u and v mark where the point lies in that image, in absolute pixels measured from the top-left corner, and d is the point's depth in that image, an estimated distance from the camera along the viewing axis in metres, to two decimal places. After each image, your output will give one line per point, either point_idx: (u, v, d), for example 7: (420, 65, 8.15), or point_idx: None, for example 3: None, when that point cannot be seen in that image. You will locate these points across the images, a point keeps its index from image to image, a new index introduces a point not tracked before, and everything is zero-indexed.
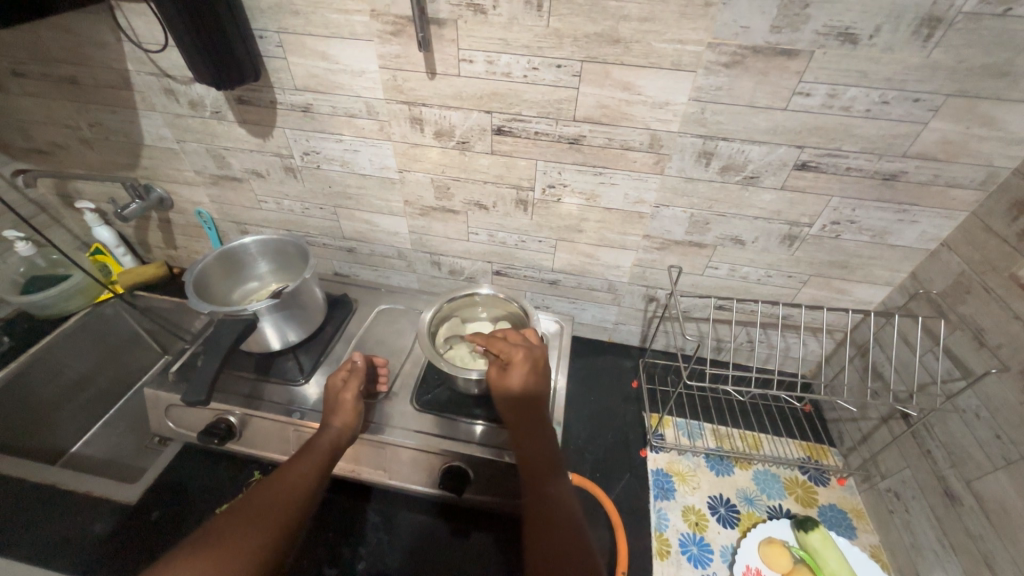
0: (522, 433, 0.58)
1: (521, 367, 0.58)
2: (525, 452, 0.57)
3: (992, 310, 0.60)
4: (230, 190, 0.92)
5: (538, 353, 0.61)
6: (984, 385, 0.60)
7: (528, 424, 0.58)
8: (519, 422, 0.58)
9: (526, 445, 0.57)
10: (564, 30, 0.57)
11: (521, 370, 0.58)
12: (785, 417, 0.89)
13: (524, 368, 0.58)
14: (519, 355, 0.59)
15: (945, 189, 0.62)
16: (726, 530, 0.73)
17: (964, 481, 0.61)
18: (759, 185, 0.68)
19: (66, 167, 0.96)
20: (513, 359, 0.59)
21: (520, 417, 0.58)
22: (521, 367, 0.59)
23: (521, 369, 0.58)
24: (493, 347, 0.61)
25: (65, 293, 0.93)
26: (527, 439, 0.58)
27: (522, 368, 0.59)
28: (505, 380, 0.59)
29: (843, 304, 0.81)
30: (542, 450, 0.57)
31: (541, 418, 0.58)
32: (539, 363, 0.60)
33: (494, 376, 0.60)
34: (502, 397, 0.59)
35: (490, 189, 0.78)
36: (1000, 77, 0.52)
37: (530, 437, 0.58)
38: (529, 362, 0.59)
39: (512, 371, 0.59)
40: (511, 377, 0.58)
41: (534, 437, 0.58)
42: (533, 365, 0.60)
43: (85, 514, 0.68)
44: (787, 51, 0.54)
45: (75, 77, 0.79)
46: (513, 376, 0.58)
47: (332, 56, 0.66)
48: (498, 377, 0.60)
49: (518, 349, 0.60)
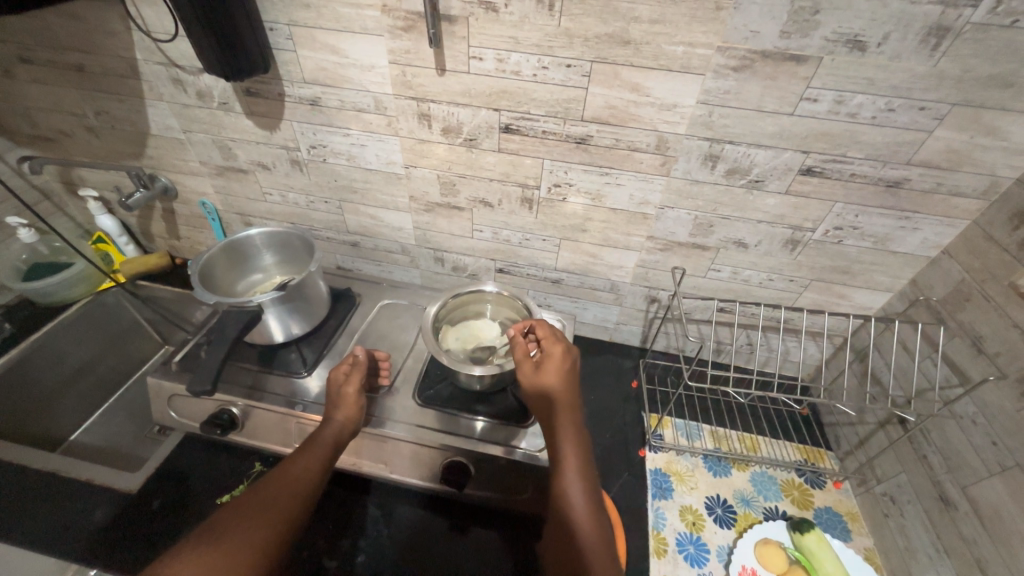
0: (549, 430, 0.57)
1: (558, 362, 0.60)
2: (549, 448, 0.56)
3: (991, 318, 0.61)
4: (235, 182, 0.92)
5: (573, 354, 0.62)
6: (981, 393, 0.61)
7: (555, 420, 0.57)
8: (547, 418, 0.58)
9: (552, 442, 0.56)
10: (574, 30, 0.58)
11: (556, 365, 0.60)
12: (783, 420, 0.89)
13: (562, 363, 0.60)
14: (557, 350, 0.61)
15: (948, 197, 0.63)
16: (723, 530, 0.73)
17: (960, 487, 0.62)
18: (764, 188, 0.68)
19: (70, 155, 0.96)
20: (552, 353, 0.61)
21: (549, 413, 0.58)
22: (557, 362, 0.60)
23: (558, 364, 0.60)
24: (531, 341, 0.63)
25: (66, 281, 0.92)
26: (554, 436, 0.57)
27: (557, 363, 0.60)
28: (541, 373, 0.59)
29: (843, 309, 0.81)
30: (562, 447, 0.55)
31: (571, 414, 0.58)
32: (572, 363, 0.62)
33: (527, 367, 0.60)
34: (533, 389, 0.59)
35: (495, 187, 0.79)
36: (1005, 87, 0.53)
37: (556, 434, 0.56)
38: (566, 359, 0.61)
39: (549, 364, 0.60)
40: (546, 370, 0.59)
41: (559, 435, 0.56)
42: (568, 364, 0.61)
43: (84, 502, 0.68)
44: (796, 57, 0.55)
45: (83, 64, 0.79)
46: (550, 370, 0.59)
47: (342, 50, 0.66)
48: (532, 370, 0.60)
49: (557, 345, 0.62)
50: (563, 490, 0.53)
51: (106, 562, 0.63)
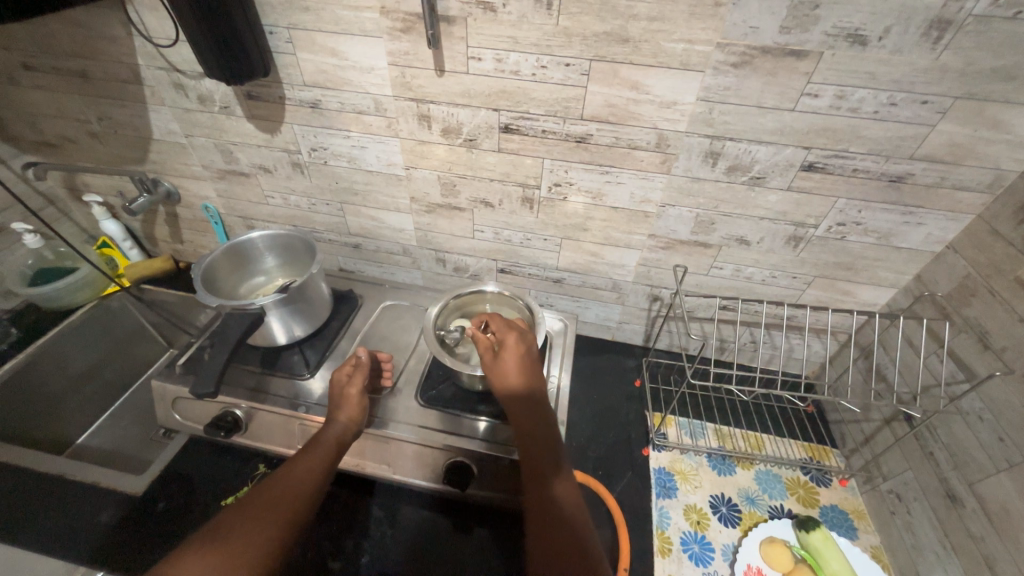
0: (521, 427, 0.59)
1: (514, 351, 0.62)
2: (525, 446, 0.57)
3: (997, 313, 0.61)
4: (237, 185, 0.92)
5: (529, 341, 0.64)
6: (988, 388, 0.60)
7: (527, 416, 0.59)
8: (519, 413, 0.59)
9: (526, 439, 0.58)
10: (573, 28, 0.58)
11: (514, 354, 0.61)
12: (787, 418, 0.89)
13: (517, 352, 0.62)
14: (511, 339, 0.63)
15: (952, 191, 0.62)
16: (728, 529, 0.73)
17: (967, 483, 0.61)
18: (765, 185, 0.68)
19: (74, 160, 0.97)
20: (506, 343, 0.62)
21: (518, 407, 0.59)
22: (515, 351, 0.62)
23: (514, 354, 0.61)
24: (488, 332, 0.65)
25: (71, 286, 0.93)
26: (527, 432, 0.58)
27: (514, 353, 0.62)
28: (501, 365, 0.61)
29: (847, 305, 0.81)
30: (540, 445, 0.57)
31: (541, 409, 0.60)
32: (530, 350, 0.63)
33: (488, 361, 0.62)
34: (498, 383, 0.61)
35: (496, 187, 0.79)
36: (1009, 80, 0.52)
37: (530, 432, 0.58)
38: (522, 347, 0.63)
39: (508, 354, 0.62)
40: (505, 362, 0.61)
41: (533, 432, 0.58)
42: (525, 351, 0.62)
43: (91, 505, 0.69)
44: (796, 52, 0.55)
45: (86, 70, 0.80)
46: (509, 361, 0.61)
47: (342, 53, 0.67)
48: (494, 363, 0.62)
49: (510, 334, 0.63)
50: (544, 486, 0.54)
51: (112, 565, 0.63)
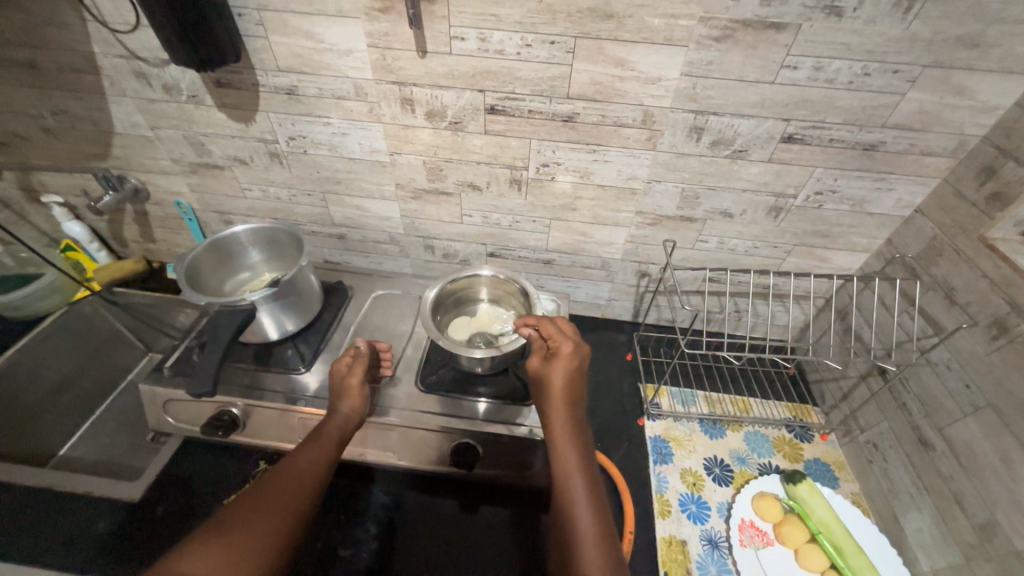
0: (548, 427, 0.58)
1: (567, 361, 0.60)
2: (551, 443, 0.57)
3: (962, 270, 0.65)
4: (211, 179, 0.88)
5: (584, 351, 0.62)
6: (954, 340, 0.65)
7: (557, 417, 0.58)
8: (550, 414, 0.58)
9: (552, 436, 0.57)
10: (557, 5, 0.57)
11: (563, 366, 0.59)
12: (771, 381, 0.93)
13: (569, 364, 0.60)
14: (567, 348, 0.61)
15: (920, 157, 0.66)
16: (721, 487, 0.77)
17: (937, 428, 0.66)
18: (747, 158, 0.70)
19: (28, 159, 0.90)
20: (561, 351, 0.60)
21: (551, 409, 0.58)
22: (566, 360, 0.60)
23: (565, 366, 0.59)
24: (544, 332, 0.63)
25: (38, 292, 0.89)
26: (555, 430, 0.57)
27: (566, 361, 0.60)
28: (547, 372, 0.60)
29: (824, 271, 0.85)
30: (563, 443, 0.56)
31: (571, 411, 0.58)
32: (583, 362, 0.61)
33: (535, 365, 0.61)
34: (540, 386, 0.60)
35: (483, 170, 0.78)
36: (972, 48, 0.55)
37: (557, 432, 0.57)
38: (573, 358, 0.60)
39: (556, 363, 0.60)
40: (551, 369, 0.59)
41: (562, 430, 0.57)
42: (577, 363, 0.60)
43: (86, 514, 0.67)
44: (776, 25, 0.56)
45: (35, 60, 0.74)
46: (556, 368, 0.59)
47: (318, 35, 0.64)
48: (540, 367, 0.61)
49: (566, 343, 0.61)
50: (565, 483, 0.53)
51: (118, 571, 0.63)
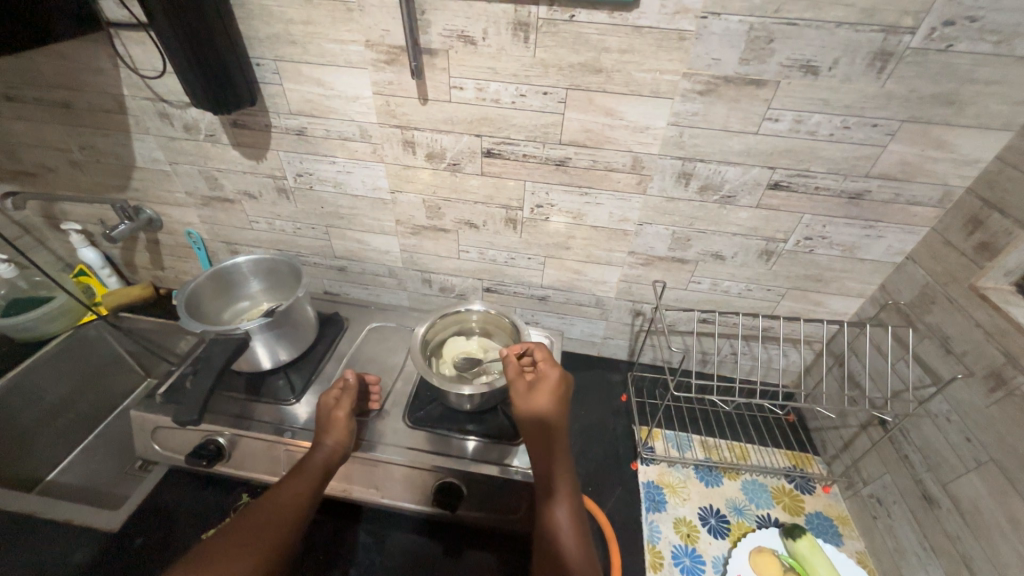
0: (539, 458, 0.59)
1: (552, 386, 0.61)
2: (541, 474, 0.58)
3: (956, 318, 0.64)
4: (221, 211, 0.92)
5: (567, 380, 0.64)
6: (953, 390, 0.63)
7: (549, 447, 0.59)
8: (539, 442, 0.59)
9: (541, 466, 0.58)
10: (549, 60, 0.61)
11: (550, 392, 0.61)
12: (770, 427, 0.91)
13: (553, 391, 0.61)
14: (553, 374, 0.62)
15: (906, 206, 0.67)
16: (717, 540, 0.73)
17: (940, 484, 0.64)
18: (736, 203, 0.72)
19: (53, 189, 0.96)
20: (549, 376, 0.62)
21: (541, 436, 0.59)
22: (552, 386, 0.61)
23: (551, 390, 0.61)
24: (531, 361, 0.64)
25: (49, 314, 0.92)
26: (544, 459, 0.59)
27: (550, 390, 0.61)
28: (534, 398, 0.60)
29: (820, 315, 0.84)
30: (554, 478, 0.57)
31: (561, 439, 0.60)
32: (567, 390, 0.63)
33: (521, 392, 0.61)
34: (529, 412, 0.60)
35: (480, 209, 0.81)
36: (948, 105, 0.57)
37: (547, 464, 0.58)
38: (561, 385, 0.62)
39: (544, 388, 0.61)
40: (539, 395, 0.60)
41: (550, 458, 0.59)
42: (563, 390, 0.62)
43: (62, 545, 0.66)
44: (756, 81, 0.59)
45: (70, 101, 0.80)
46: (542, 395, 0.60)
47: (328, 83, 0.69)
48: (525, 394, 0.61)
49: (554, 369, 0.63)
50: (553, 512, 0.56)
51: None
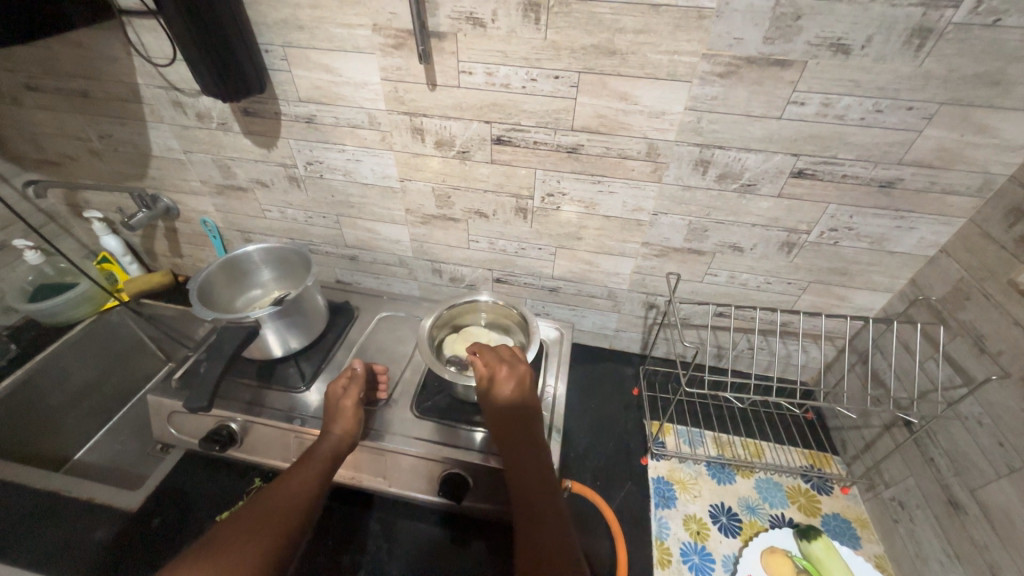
0: (509, 454, 0.58)
1: (505, 383, 0.60)
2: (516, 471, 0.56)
3: (992, 316, 0.60)
4: (235, 200, 0.93)
5: (523, 370, 0.61)
6: (985, 392, 0.60)
7: (520, 442, 0.58)
8: (511, 438, 0.58)
9: (515, 463, 0.57)
10: (561, 42, 0.59)
11: (505, 388, 0.59)
12: (787, 425, 0.88)
13: (506, 388, 0.59)
14: (504, 370, 0.61)
15: (942, 196, 0.63)
16: (728, 539, 0.72)
17: (969, 490, 0.61)
18: (756, 192, 0.68)
19: (75, 178, 0.98)
20: (498, 373, 0.60)
21: (513, 433, 0.58)
22: (509, 380, 0.60)
23: (505, 387, 0.59)
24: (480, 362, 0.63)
25: (73, 300, 0.94)
26: (515, 456, 0.57)
27: (504, 387, 0.60)
28: (491, 399, 0.60)
29: (843, 311, 0.81)
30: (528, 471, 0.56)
31: (529, 432, 0.58)
32: (525, 380, 0.61)
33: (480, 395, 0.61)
34: (491, 412, 0.59)
35: (490, 199, 0.79)
36: (992, 86, 0.53)
37: (518, 458, 0.57)
38: (513, 379, 0.60)
39: (499, 385, 0.60)
40: (494, 393, 0.59)
41: (524, 454, 0.57)
42: (518, 383, 0.60)
43: (86, 521, 0.69)
44: (780, 61, 0.55)
45: (87, 90, 0.81)
46: (496, 394, 0.59)
47: (335, 69, 0.68)
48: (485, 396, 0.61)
49: (501, 366, 0.61)
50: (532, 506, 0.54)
51: None
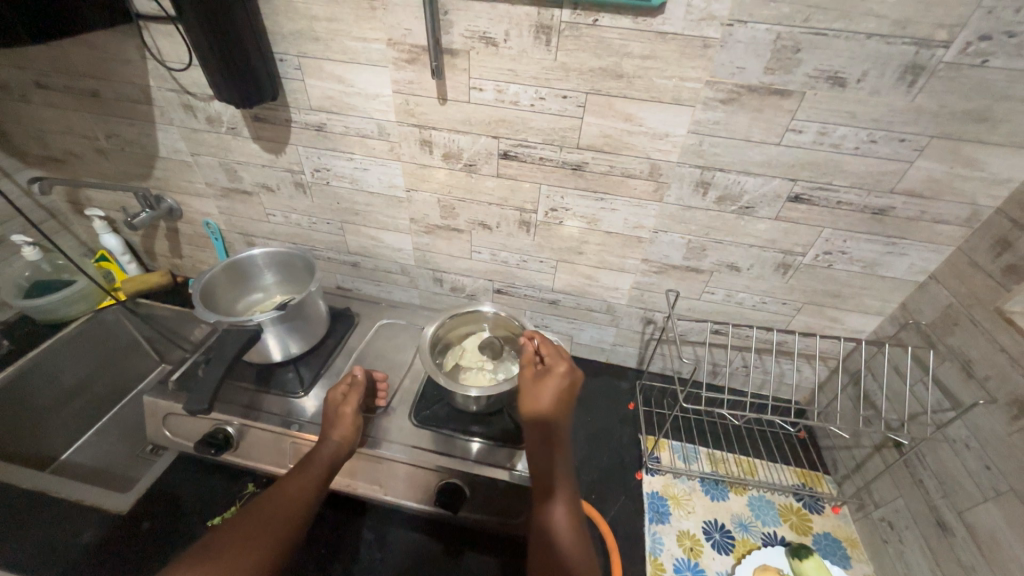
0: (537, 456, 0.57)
1: (556, 382, 0.60)
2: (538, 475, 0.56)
3: (979, 342, 0.62)
4: (239, 203, 0.94)
5: (576, 377, 0.62)
6: (973, 416, 0.61)
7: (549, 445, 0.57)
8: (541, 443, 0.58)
9: (539, 468, 0.57)
10: (570, 63, 0.61)
11: (552, 388, 0.60)
12: (780, 443, 0.89)
13: (554, 389, 0.59)
14: (560, 369, 0.61)
15: (932, 224, 0.65)
16: (721, 556, 0.72)
17: (956, 511, 0.62)
18: (754, 215, 0.70)
19: (78, 176, 0.98)
20: (555, 369, 0.61)
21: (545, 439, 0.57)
22: (559, 381, 0.60)
23: (555, 386, 0.60)
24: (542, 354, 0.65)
25: (68, 298, 0.93)
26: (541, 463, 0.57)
27: (554, 386, 0.60)
28: (536, 395, 0.60)
29: (836, 332, 0.83)
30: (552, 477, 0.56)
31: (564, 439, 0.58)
32: (574, 387, 0.61)
33: (526, 386, 0.61)
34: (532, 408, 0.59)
35: (494, 211, 0.81)
36: (980, 121, 0.55)
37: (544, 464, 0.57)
38: (567, 379, 0.61)
39: (549, 379, 0.60)
40: (541, 391, 0.60)
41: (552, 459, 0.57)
42: (568, 387, 0.60)
43: (74, 523, 0.67)
44: (780, 91, 0.58)
45: (98, 90, 0.82)
46: (544, 391, 0.60)
47: (348, 80, 0.69)
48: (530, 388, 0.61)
49: (560, 364, 0.62)
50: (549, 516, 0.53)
51: None
